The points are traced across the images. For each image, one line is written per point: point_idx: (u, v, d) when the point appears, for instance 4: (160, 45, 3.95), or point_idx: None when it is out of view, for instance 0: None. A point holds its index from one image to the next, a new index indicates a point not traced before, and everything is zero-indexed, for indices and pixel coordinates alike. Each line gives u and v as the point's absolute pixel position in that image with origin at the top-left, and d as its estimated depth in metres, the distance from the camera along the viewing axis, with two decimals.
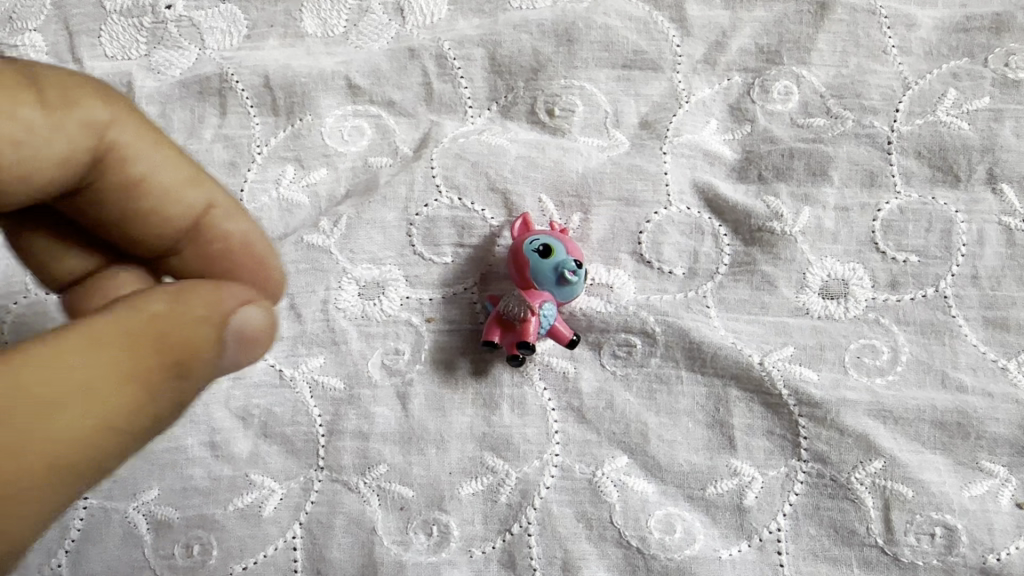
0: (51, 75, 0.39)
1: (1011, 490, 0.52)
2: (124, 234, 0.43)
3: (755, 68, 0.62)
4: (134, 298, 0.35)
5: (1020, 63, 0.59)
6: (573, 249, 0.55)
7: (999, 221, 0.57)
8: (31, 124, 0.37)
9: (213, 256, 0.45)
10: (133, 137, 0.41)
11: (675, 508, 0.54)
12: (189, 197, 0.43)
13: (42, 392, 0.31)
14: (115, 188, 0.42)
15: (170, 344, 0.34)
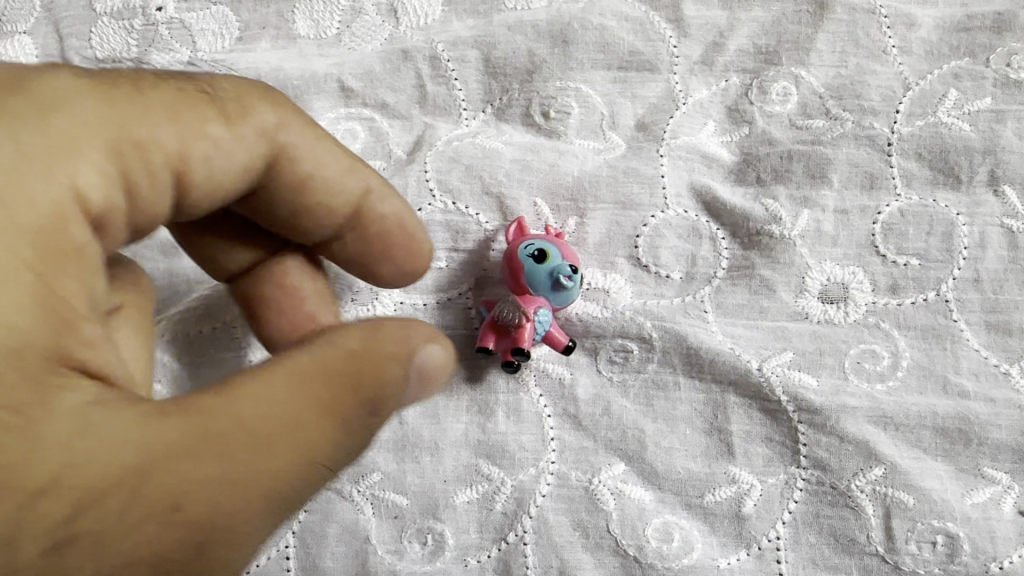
0: (225, 83, 0.40)
1: (1013, 498, 0.52)
2: (291, 225, 0.43)
3: (753, 69, 0.61)
4: (334, 333, 0.38)
5: (1021, 63, 0.58)
6: (569, 253, 0.55)
7: (1001, 224, 0.56)
8: (208, 140, 0.38)
9: (390, 244, 0.45)
10: (298, 139, 0.41)
11: (673, 516, 0.53)
12: (349, 185, 0.43)
13: (250, 432, 0.34)
14: (287, 185, 0.42)
15: (359, 378, 0.36)
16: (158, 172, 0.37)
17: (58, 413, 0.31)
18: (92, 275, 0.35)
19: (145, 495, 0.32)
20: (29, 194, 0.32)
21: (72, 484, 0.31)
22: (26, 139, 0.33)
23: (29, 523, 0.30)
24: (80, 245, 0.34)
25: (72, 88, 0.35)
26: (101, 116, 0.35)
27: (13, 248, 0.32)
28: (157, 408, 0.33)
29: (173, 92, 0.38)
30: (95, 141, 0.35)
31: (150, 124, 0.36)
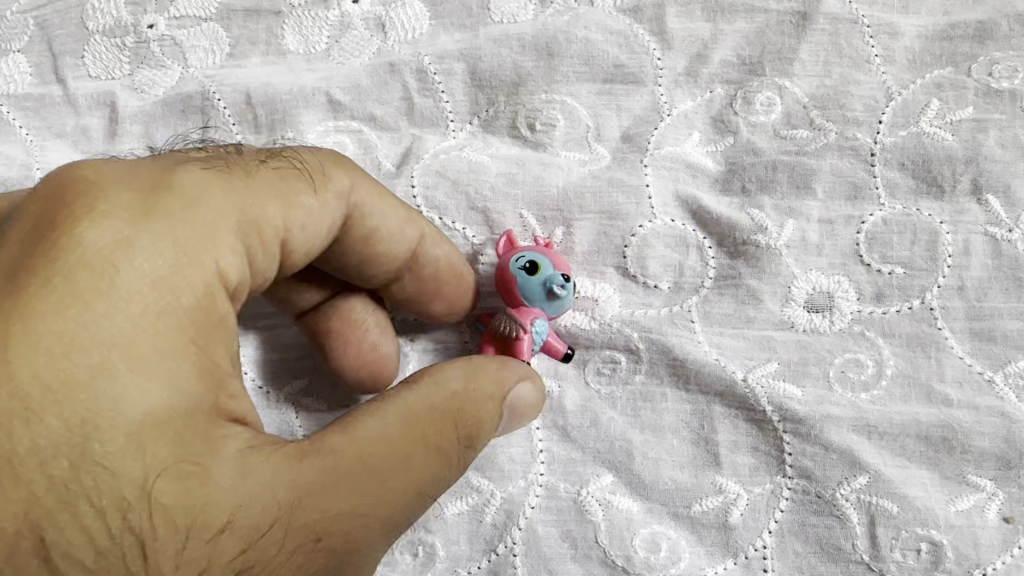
0: (307, 158, 0.48)
1: (997, 504, 0.52)
2: (361, 272, 0.51)
3: (737, 80, 0.61)
4: (441, 372, 0.45)
5: (1002, 73, 0.59)
6: (560, 262, 0.54)
7: (985, 232, 0.56)
8: (303, 212, 0.45)
9: (444, 278, 0.53)
10: (370, 201, 0.49)
11: (660, 526, 0.54)
12: (411, 235, 0.51)
13: (374, 465, 0.41)
14: (359, 240, 0.49)
15: (461, 416, 0.44)
16: (271, 244, 0.44)
17: (224, 459, 0.38)
18: (234, 342, 0.42)
19: (300, 524, 0.39)
20: (192, 276, 0.40)
21: (243, 519, 0.38)
22: (184, 230, 0.40)
23: (214, 552, 0.37)
24: (224, 317, 0.41)
25: (207, 178, 0.43)
26: (231, 199, 0.43)
27: (181, 325, 0.39)
28: (298, 450, 0.40)
29: (275, 175, 0.45)
30: (229, 224, 0.42)
31: (265, 204, 0.44)
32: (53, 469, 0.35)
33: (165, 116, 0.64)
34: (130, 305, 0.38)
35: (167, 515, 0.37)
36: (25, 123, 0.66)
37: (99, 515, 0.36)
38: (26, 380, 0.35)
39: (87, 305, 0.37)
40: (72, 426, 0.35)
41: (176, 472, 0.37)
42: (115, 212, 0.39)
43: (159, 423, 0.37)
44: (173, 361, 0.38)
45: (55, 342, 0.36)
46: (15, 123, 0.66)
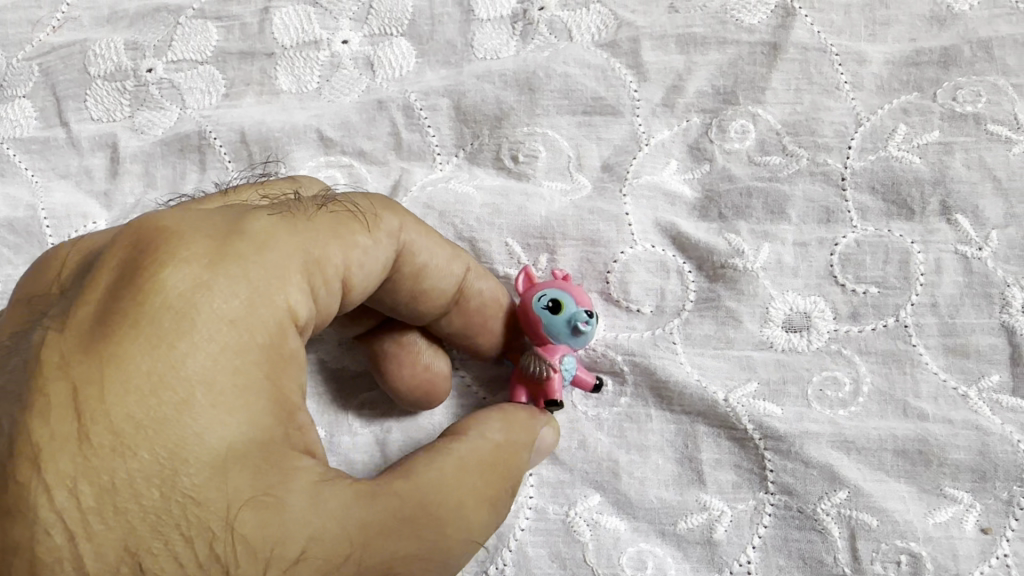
0: (361, 203, 0.49)
1: (975, 516, 0.53)
2: (411, 310, 0.53)
3: (712, 109, 0.63)
4: (481, 424, 0.48)
5: (966, 97, 0.61)
6: (580, 297, 0.55)
7: (956, 251, 0.58)
8: (360, 247, 0.46)
9: (488, 310, 0.55)
10: (420, 239, 0.50)
11: (647, 544, 0.55)
12: (455, 270, 0.52)
13: (440, 511, 0.42)
14: (407, 278, 0.51)
15: (507, 465, 0.47)
16: (333, 282, 0.45)
17: (298, 490, 0.39)
18: (302, 376, 0.43)
19: (371, 561, 0.40)
20: (265, 315, 0.40)
21: (317, 552, 0.38)
22: (255, 271, 0.41)
23: None
24: (295, 352, 0.42)
25: (272, 221, 0.44)
26: (296, 239, 0.43)
27: (257, 362, 0.40)
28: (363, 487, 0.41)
29: (332, 216, 0.46)
30: (298, 266, 0.43)
31: (328, 246, 0.45)
32: (147, 500, 0.36)
33: (164, 155, 0.67)
34: (212, 344, 0.38)
35: (249, 544, 0.37)
36: (30, 165, 0.68)
37: (188, 543, 0.36)
38: (119, 417, 0.36)
39: (171, 345, 0.37)
40: (163, 460, 0.36)
41: (255, 503, 0.38)
42: (193, 257, 0.40)
43: (240, 455, 0.38)
44: (251, 398, 0.39)
45: (144, 380, 0.36)
46: (21, 166, 0.68)
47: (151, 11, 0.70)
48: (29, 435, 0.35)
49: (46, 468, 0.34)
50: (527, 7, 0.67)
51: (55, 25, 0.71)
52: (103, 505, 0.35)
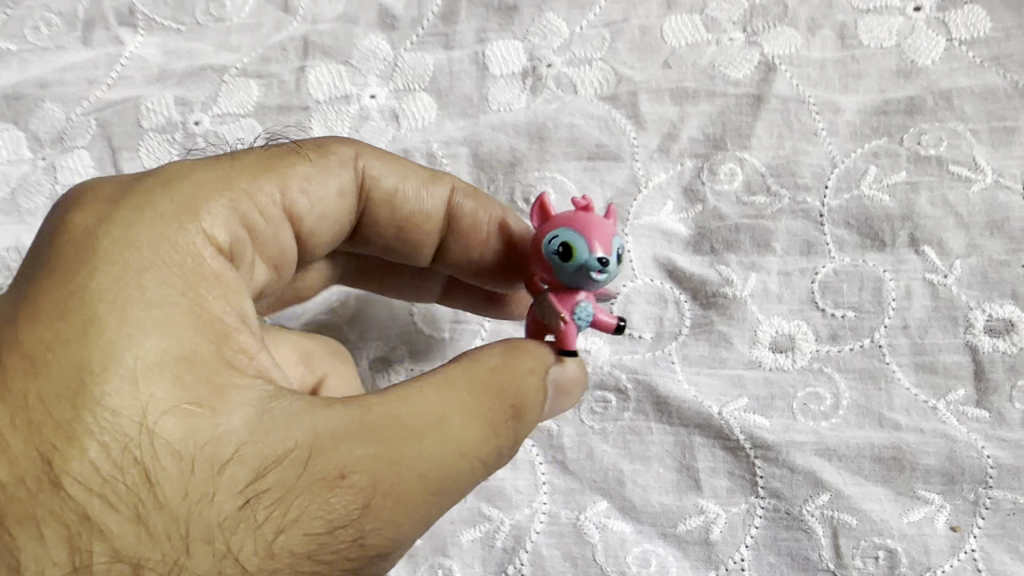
0: (306, 145, 0.57)
1: (945, 515, 0.60)
2: (409, 240, 0.62)
3: (703, 153, 0.71)
4: (480, 353, 0.51)
5: (929, 141, 0.68)
6: (591, 235, 0.53)
7: (924, 279, 0.65)
8: (302, 175, 0.55)
9: (481, 227, 0.62)
10: (376, 163, 0.59)
11: (650, 545, 0.61)
12: (428, 191, 0.61)
13: (401, 423, 0.46)
14: (381, 201, 0.60)
15: (497, 388, 0.49)
16: (267, 211, 0.53)
17: (229, 400, 0.44)
18: (238, 296, 0.48)
19: (316, 465, 0.44)
20: (178, 245, 0.47)
21: (248, 455, 0.44)
22: (167, 209, 0.48)
23: (221, 482, 0.43)
24: (220, 275, 0.48)
25: (196, 166, 0.51)
26: (215, 177, 0.50)
27: (173, 284, 0.45)
28: (320, 402, 0.46)
29: (272, 152, 0.55)
30: (215, 201, 0.49)
31: (249, 184, 0.52)
32: (58, 411, 0.41)
33: None
34: (121, 272, 0.45)
35: (172, 446, 0.42)
36: None
37: (103, 448, 0.41)
38: (35, 343, 0.42)
39: (80, 278, 0.44)
40: (74, 374, 0.42)
41: (178, 410, 0.43)
42: (108, 210, 0.47)
43: (156, 365, 0.43)
44: (165, 314, 0.44)
45: (57, 310, 0.43)
46: None
47: (198, 70, 0.78)
48: None
49: None
50: (536, 64, 0.74)
51: (110, 84, 0.79)
52: (18, 420, 0.41)
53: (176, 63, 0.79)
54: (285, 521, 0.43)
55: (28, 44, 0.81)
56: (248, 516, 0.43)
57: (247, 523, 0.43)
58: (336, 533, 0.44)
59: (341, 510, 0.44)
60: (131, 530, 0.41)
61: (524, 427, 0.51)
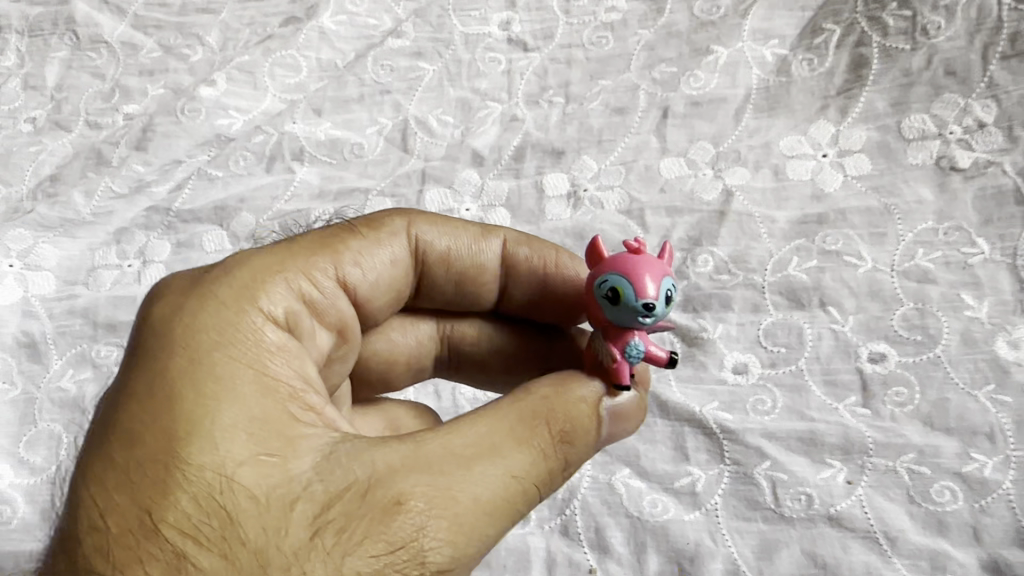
0: (357, 227, 0.80)
1: (843, 473, 0.94)
2: (470, 285, 0.87)
3: (687, 248, 1.09)
4: (532, 388, 0.68)
5: (830, 240, 1.06)
6: (636, 280, 0.67)
7: (830, 327, 1.02)
8: (357, 245, 0.79)
9: (532, 266, 0.86)
10: (423, 228, 0.83)
11: (657, 496, 0.96)
12: (477, 252, 0.86)
13: (453, 457, 0.61)
14: (438, 261, 0.84)
15: (543, 424, 0.65)
16: (324, 285, 0.74)
17: (296, 451, 0.60)
18: (292, 365, 0.66)
19: (381, 494, 0.59)
20: (243, 326, 0.65)
21: (316, 492, 0.59)
22: (226, 303, 0.66)
23: (294, 514, 0.57)
24: (277, 349, 0.66)
25: (253, 264, 0.70)
26: (266, 269, 0.70)
27: (240, 364, 0.63)
28: (383, 445, 0.62)
29: (330, 239, 0.77)
30: (268, 294, 0.68)
31: (296, 277, 0.72)
32: (153, 471, 0.57)
33: None
34: (195, 356, 0.62)
35: (249, 491, 0.57)
36: None
37: (191, 499, 0.56)
38: (134, 424, 0.59)
39: (166, 370, 0.61)
40: (166, 441, 0.58)
41: (255, 462, 0.59)
42: (178, 316, 0.65)
43: (229, 429, 0.59)
44: (235, 388, 0.61)
45: (151, 396, 0.60)
46: None
47: (349, 191, 1.17)
48: (88, 464, 0.59)
49: (92, 477, 0.58)
50: (577, 189, 1.14)
51: (286, 200, 1.17)
52: (121, 484, 0.57)
53: (331, 185, 1.17)
54: (353, 545, 0.57)
55: (229, 171, 1.19)
56: (319, 543, 0.57)
57: (318, 550, 0.56)
58: (400, 553, 0.57)
59: (402, 531, 0.57)
60: (218, 561, 0.55)
61: (557, 461, 0.65)
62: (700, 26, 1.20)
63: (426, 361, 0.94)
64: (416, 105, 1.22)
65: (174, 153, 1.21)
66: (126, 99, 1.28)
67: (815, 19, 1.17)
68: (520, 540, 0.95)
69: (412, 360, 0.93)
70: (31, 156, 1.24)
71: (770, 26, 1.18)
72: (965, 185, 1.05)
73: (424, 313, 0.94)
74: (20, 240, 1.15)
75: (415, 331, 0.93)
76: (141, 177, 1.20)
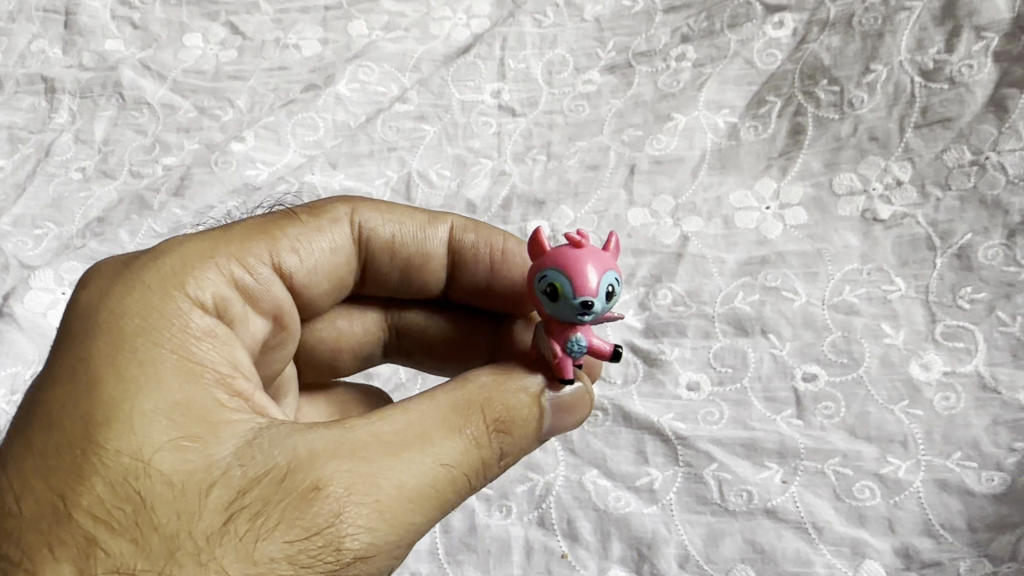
0: (295, 216, 0.95)
1: (779, 474, 1.10)
2: (415, 272, 1.04)
3: (649, 284, 1.28)
4: (466, 382, 0.78)
5: (771, 277, 1.24)
6: (573, 281, 0.73)
7: (770, 351, 1.19)
8: (296, 231, 0.93)
9: (474, 253, 1.03)
10: (364, 216, 0.99)
11: (621, 492, 1.12)
12: (417, 242, 1.02)
13: (377, 447, 0.70)
14: (383, 248, 1.00)
15: (468, 418, 0.75)
16: (258, 269, 0.87)
17: (216, 439, 0.69)
18: (215, 351, 0.76)
19: (300, 482, 0.66)
20: (169, 313, 0.75)
21: (234, 478, 0.67)
22: (153, 295, 0.76)
23: (211, 497, 0.65)
24: (200, 337, 0.75)
25: (181, 254, 0.81)
26: (196, 263, 0.80)
27: (164, 357, 0.72)
28: (311, 432, 0.70)
29: (270, 228, 0.91)
30: (193, 289, 0.78)
31: (221, 275, 0.82)
32: (76, 456, 0.66)
33: None
34: (121, 349, 0.71)
35: (166, 476, 0.65)
36: None
37: (108, 483, 0.65)
38: (64, 412, 0.68)
39: (94, 365, 0.70)
40: (90, 430, 0.67)
41: (174, 448, 0.67)
42: (105, 311, 0.74)
43: (150, 419, 0.68)
44: (157, 379, 0.70)
45: (78, 387, 0.69)
46: None
47: None
48: (17, 448, 0.67)
49: (21, 461, 0.66)
50: (556, 233, 1.32)
51: None
52: (48, 466, 0.66)
53: None
54: (266, 529, 0.64)
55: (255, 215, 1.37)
56: (232, 529, 0.64)
57: (230, 534, 0.64)
58: (314, 539, 0.65)
59: (317, 518, 0.65)
60: (130, 542, 0.63)
61: (487, 449, 0.75)
62: (662, 97, 1.41)
63: (372, 344, 1.12)
64: (418, 161, 1.42)
65: (207, 198, 1.39)
66: (165, 152, 1.47)
67: (760, 92, 1.37)
68: (503, 529, 1.11)
69: (359, 344, 1.11)
70: (81, 201, 1.42)
71: (722, 98, 1.39)
72: (885, 234, 1.24)
73: (371, 304, 1.11)
74: (73, 271, 1.31)
75: (362, 320, 1.10)
76: (178, 219, 1.38)
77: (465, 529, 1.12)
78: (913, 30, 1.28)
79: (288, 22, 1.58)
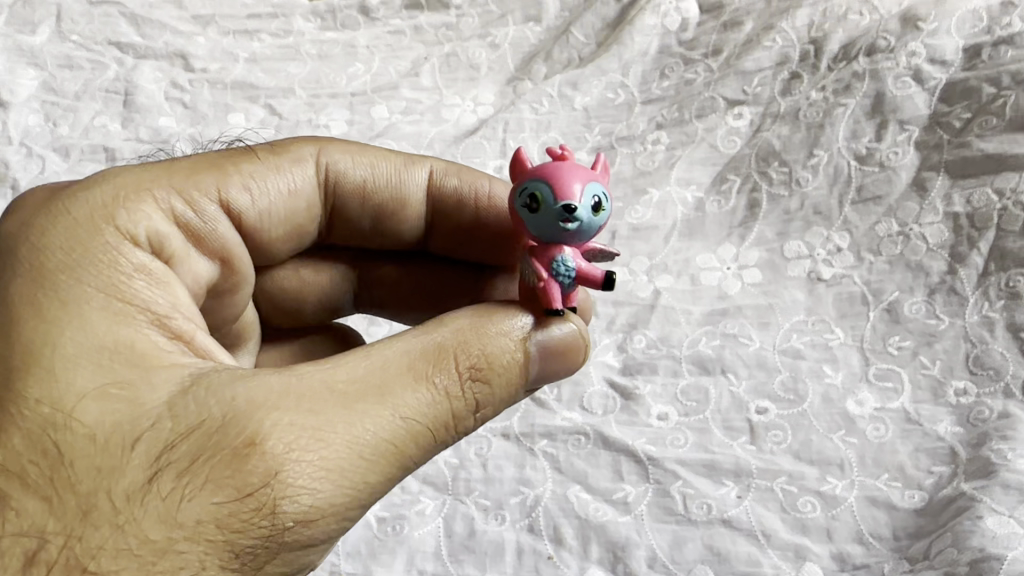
0: (242, 152, 1.14)
1: (734, 489, 1.29)
2: (390, 218, 1.27)
3: (625, 332, 1.50)
4: (439, 325, 0.93)
5: (730, 325, 1.46)
6: (553, 193, 0.92)
7: (728, 386, 1.40)
8: (253, 167, 1.13)
9: (448, 201, 1.27)
10: (329, 155, 1.20)
11: (599, 504, 1.30)
12: (383, 190, 1.25)
13: (329, 400, 0.83)
14: (356, 193, 1.23)
15: (432, 368, 0.88)
16: (194, 203, 1.05)
17: (142, 389, 0.82)
18: (138, 292, 0.90)
19: (232, 439, 0.79)
20: (98, 249, 0.90)
21: (162, 434, 0.79)
22: (83, 236, 0.91)
23: (137, 450, 0.78)
24: (125, 278, 0.90)
25: (112, 195, 0.96)
26: (130, 201, 0.97)
27: (88, 304, 0.86)
28: (253, 384, 0.83)
29: (221, 163, 1.10)
30: (114, 229, 0.93)
31: (151, 218, 0.97)
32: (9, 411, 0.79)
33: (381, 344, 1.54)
34: (46, 298, 0.85)
35: (90, 435, 0.78)
36: None
37: (29, 431, 0.78)
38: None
39: (24, 312, 0.84)
40: (19, 383, 0.80)
41: (97, 398, 0.80)
42: (34, 259, 0.88)
43: (72, 365, 0.81)
44: (80, 327, 0.84)
45: (10, 334, 0.83)
46: None
47: None
48: None
49: None
50: None
51: None
52: None
53: None
54: (189, 491, 0.76)
55: None
56: (155, 488, 0.76)
57: (153, 493, 0.76)
58: (246, 501, 0.77)
59: (252, 477, 0.77)
60: (48, 492, 0.76)
61: (456, 400, 0.89)
62: (639, 174, 1.66)
63: (342, 288, 1.37)
64: None
65: None
66: None
67: (722, 172, 1.62)
68: (498, 535, 1.29)
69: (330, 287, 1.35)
70: None
71: (690, 175, 1.63)
72: (827, 291, 1.45)
73: (339, 254, 1.36)
74: None
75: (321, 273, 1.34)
76: None
77: (466, 533, 1.30)
78: (848, 122, 1.54)
79: (320, 105, 1.84)
